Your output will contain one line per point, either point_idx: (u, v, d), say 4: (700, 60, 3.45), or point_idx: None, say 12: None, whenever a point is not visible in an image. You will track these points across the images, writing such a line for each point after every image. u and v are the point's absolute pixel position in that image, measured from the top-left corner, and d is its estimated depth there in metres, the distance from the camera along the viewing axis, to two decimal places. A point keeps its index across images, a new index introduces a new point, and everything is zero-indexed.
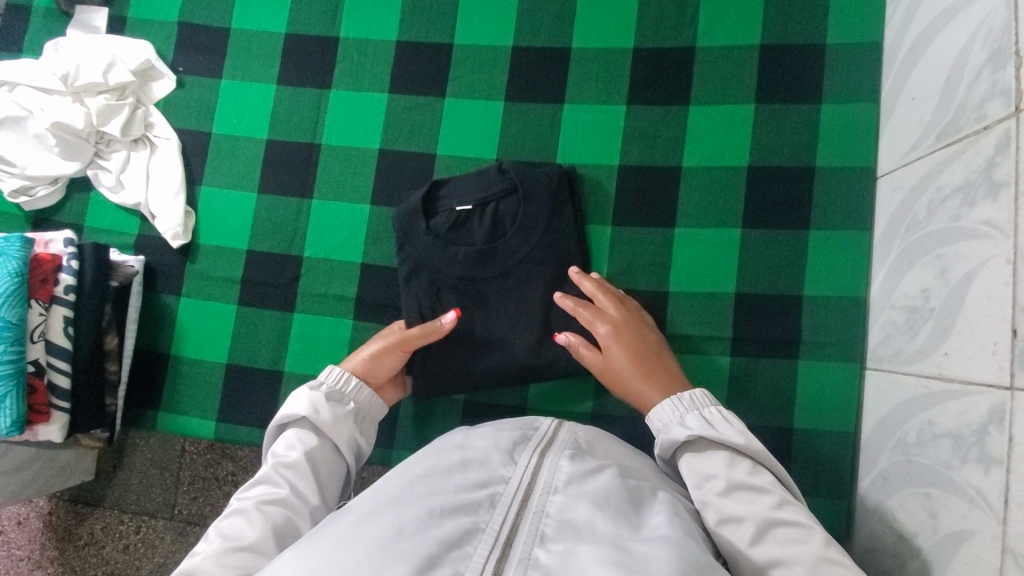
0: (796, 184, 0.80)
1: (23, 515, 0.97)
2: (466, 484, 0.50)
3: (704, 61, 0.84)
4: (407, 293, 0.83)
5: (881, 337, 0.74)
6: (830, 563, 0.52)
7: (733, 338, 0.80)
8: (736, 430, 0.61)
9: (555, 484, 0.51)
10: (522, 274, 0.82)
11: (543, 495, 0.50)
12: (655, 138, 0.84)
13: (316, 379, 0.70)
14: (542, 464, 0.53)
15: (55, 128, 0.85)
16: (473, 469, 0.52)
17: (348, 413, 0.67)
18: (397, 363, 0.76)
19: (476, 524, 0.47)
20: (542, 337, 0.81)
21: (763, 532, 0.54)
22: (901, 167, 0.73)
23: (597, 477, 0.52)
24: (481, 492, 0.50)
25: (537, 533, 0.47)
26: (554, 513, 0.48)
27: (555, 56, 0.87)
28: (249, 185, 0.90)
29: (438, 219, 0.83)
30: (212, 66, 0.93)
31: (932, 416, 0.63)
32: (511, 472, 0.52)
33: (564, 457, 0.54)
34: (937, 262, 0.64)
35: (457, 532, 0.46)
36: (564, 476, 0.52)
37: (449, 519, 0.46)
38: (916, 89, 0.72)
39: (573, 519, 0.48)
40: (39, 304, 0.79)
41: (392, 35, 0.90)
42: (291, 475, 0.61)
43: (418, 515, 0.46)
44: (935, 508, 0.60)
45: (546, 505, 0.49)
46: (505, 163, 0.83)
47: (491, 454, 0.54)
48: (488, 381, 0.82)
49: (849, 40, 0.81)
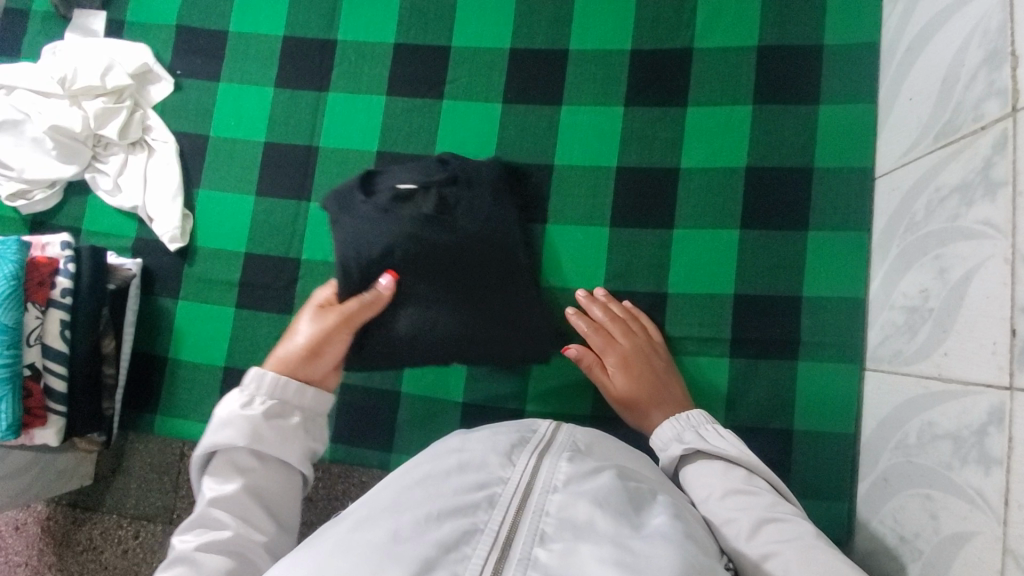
0: (795, 185, 0.80)
1: (21, 520, 0.97)
2: (465, 485, 0.50)
3: (701, 63, 0.84)
4: (342, 267, 0.75)
5: (881, 338, 0.74)
6: (818, 548, 0.53)
7: (732, 340, 0.80)
8: (730, 442, 0.65)
9: (555, 484, 0.51)
10: (472, 251, 0.79)
11: (543, 494, 0.50)
12: (653, 140, 0.84)
13: (246, 389, 0.61)
14: (541, 465, 0.53)
15: (54, 131, 0.85)
16: (470, 472, 0.52)
17: (290, 431, 0.61)
18: (346, 343, 0.70)
19: (475, 525, 0.47)
20: (490, 314, 0.79)
21: (756, 526, 0.56)
22: (900, 168, 0.73)
23: (595, 477, 0.52)
24: (479, 494, 0.50)
25: (538, 532, 0.47)
26: (554, 511, 0.48)
27: (553, 57, 0.87)
28: (247, 188, 0.90)
29: (378, 194, 0.79)
30: (210, 69, 0.93)
31: (931, 417, 0.62)
32: (510, 473, 0.52)
33: (563, 458, 0.54)
34: (935, 262, 0.64)
35: (456, 534, 0.46)
36: (563, 475, 0.51)
37: (447, 521, 0.47)
38: (913, 89, 0.72)
39: (573, 517, 0.48)
40: (35, 308, 0.78)
41: (390, 38, 0.90)
42: (234, 512, 0.57)
43: (415, 519, 0.46)
44: (936, 509, 0.60)
45: (546, 504, 0.49)
46: (445, 155, 0.83)
47: (489, 456, 0.54)
48: (432, 353, 0.78)
49: (845, 41, 0.81)
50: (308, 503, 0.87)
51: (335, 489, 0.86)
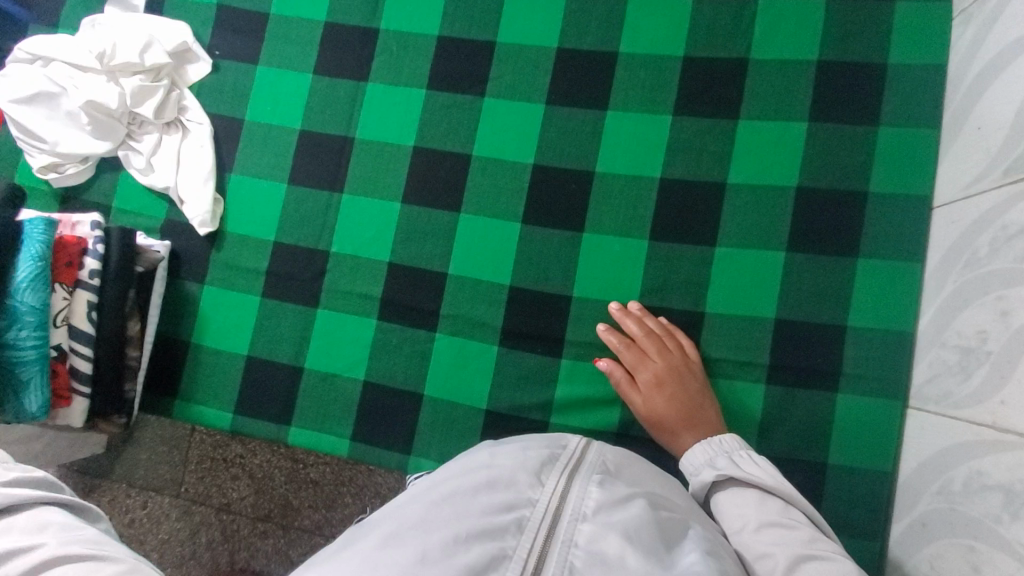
0: (846, 210, 0.77)
1: None
2: (493, 505, 0.49)
3: (756, 75, 0.80)
4: None
5: (928, 376, 0.71)
6: None
7: (770, 366, 0.77)
8: (765, 470, 0.63)
9: (584, 511, 0.49)
10: None
11: (572, 522, 0.49)
12: (700, 152, 0.81)
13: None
14: (571, 488, 0.51)
15: (89, 106, 0.83)
16: (499, 490, 0.50)
17: None
18: None
19: (503, 550, 0.47)
20: None
21: (794, 564, 0.54)
22: (962, 200, 0.70)
23: (625, 507, 0.50)
24: (508, 516, 0.49)
25: (567, 565, 0.46)
26: (584, 543, 0.47)
27: (601, 60, 0.84)
28: (279, 175, 0.89)
29: None
30: (249, 51, 0.91)
31: (981, 466, 0.59)
32: (539, 494, 0.51)
33: (593, 482, 0.52)
34: (997, 303, 0.61)
35: (484, 559, 0.45)
36: (593, 502, 0.50)
37: (476, 544, 0.46)
38: (983, 117, 0.68)
39: (603, 551, 0.47)
40: (63, 289, 0.77)
41: (434, 30, 0.88)
42: None
43: (443, 540, 0.45)
44: (979, 562, 0.57)
45: (575, 533, 0.48)
46: None
47: (518, 474, 0.52)
48: None
49: (912, 60, 0.77)
50: (315, 488, 0.88)
51: (341, 476, 0.87)
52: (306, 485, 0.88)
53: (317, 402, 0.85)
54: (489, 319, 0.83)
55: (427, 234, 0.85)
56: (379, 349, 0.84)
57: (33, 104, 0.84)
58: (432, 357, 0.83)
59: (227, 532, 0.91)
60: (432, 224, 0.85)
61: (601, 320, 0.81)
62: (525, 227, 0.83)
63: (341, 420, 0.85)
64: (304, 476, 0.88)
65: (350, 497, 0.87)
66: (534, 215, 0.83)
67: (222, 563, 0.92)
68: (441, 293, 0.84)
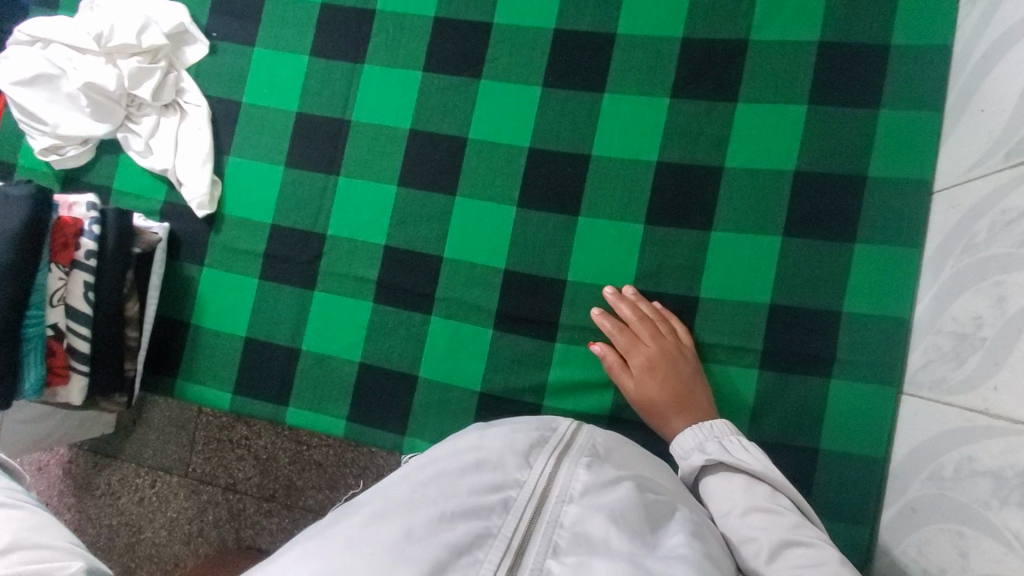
0: (845, 194, 0.76)
1: (45, 462, 1.01)
2: (480, 486, 0.49)
3: (757, 56, 0.79)
4: None
5: (923, 362, 0.71)
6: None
7: (763, 351, 0.77)
8: (755, 456, 0.63)
9: (570, 494, 0.50)
10: None
11: (558, 504, 0.49)
12: (698, 135, 0.80)
13: None
14: (558, 470, 0.52)
15: (88, 87, 0.84)
16: (486, 471, 0.51)
17: None
18: None
19: (488, 529, 0.47)
20: None
21: (777, 549, 0.55)
22: (961, 185, 0.69)
23: (613, 488, 0.50)
24: (494, 497, 0.49)
25: (550, 544, 0.47)
26: (568, 524, 0.48)
27: (598, 41, 0.83)
28: (276, 158, 0.89)
29: None
30: (246, 33, 0.91)
31: (972, 452, 0.59)
32: (526, 476, 0.51)
33: (582, 464, 0.52)
34: (993, 289, 0.60)
35: (468, 537, 0.46)
36: (580, 485, 0.51)
37: (460, 523, 0.47)
38: (987, 100, 0.67)
39: (588, 532, 0.47)
40: (59, 269, 0.78)
41: (431, 11, 0.87)
42: None
43: (428, 518, 0.46)
44: (967, 547, 0.57)
45: (561, 515, 0.49)
46: None
47: (506, 455, 0.52)
48: None
49: (916, 41, 0.75)
50: (318, 469, 0.90)
51: (343, 458, 0.89)
52: (309, 467, 0.90)
53: (314, 383, 0.86)
54: (484, 302, 0.83)
55: (422, 217, 0.85)
56: (375, 332, 0.85)
57: (34, 86, 0.85)
58: (427, 340, 0.84)
59: (232, 511, 0.93)
60: (428, 207, 0.85)
61: (596, 304, 0.81)
62: (520, 210, 0.83)
63: (338, 401, 0.86)
64: (308, 458, 0.90)
65: (352, 478, 0.88)
66: (530, 199, 0.83)
67: (228, 540, 0.94)
68: (436, 277, 0.84)
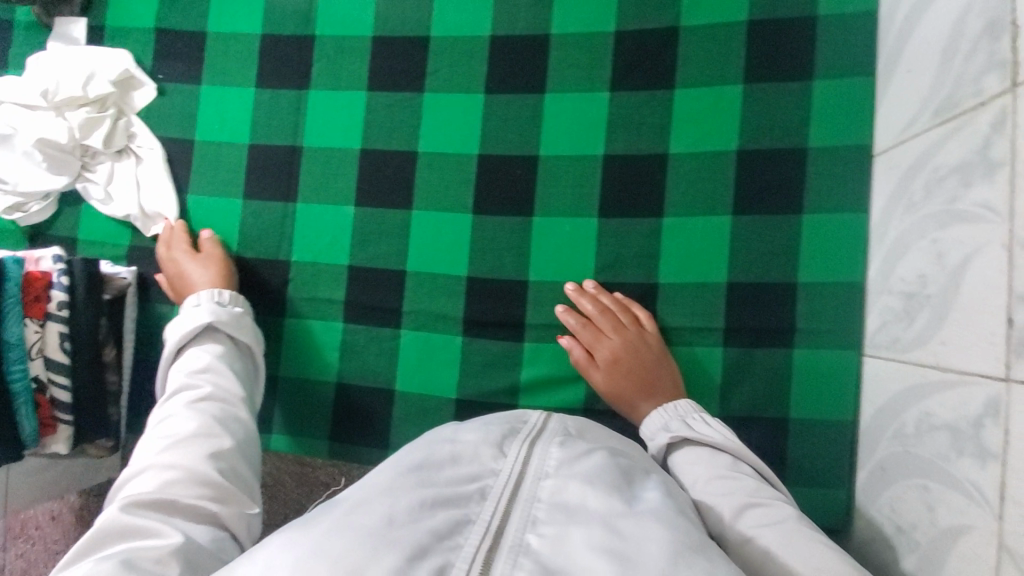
0: (787, 167, 0.77)
1: (56, 511, 1.04)
2: (457, 477, 0.50)
3: (689, 41, 0.80)
4: None
5: (880, 323, 0.72)
6: (804, 532, 0.54)
7: (726, 329, 0.78)
8: (715, 429, 0.67)
9: (546, 470, 0.52)
10: None
11: (534, 481, 0.51)
12: (640, 125, 0.81)
13: (203, 300, 0.79)
14: (532, 454, 0.54)
15: (41, 143, 0.85)
16: (462, 464, 0.52)
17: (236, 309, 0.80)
18: None
19: (466, 516, 0.47)
20: None
21: (740, 510, 0.57)
22: (897, 146, 0.70)
23: (585, 459, 0.53)
24: (472, 486, 0.50)
25: (529, 518, 0.47)
26: (547, 497, 0.49)
27: (534, 43, 0.84)
28: (235, 191, 0.90)
29: None
30: (191, 72, 0.92)
31: (927, 407, 0.61)
32: (501, 465, 0.53)
33: (554, 445, 0.55)
34: (933, 246, 0.62)
35: (448, 523, 0.46)
36: (554, 461, 0.53)
37: (440, 510, 0.47)
38: (912, 61, 0.68)
39: (566, 500, 0.49)
40: (34, 323, 0.79)
41: (368, 31, 0.88)
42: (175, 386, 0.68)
43: (409, 506, 0.46)
44: (933, 500, 0.59)
45: (538, 490, 0.50)
46: None
47: (481, 448, 0.54)
48: None
49: (841, 11, 0.77)
50: (324, 487, 0.97)
51: (345, 474, 0.97)
52: (315, 486, 0.97)
53: (295, 408, 0.88)
54: (451, 311, 0.84)
55: (382, 234, 0.86)
56: (348, 351, 0.86)
57: None
58: (400, 354, 0.85)
59: None
60: (386, 223, 0.86)
61: (560, 301, 0.82)
62: (476, 217, 0.84)
63: (320, 424, 0.87)
64: (314, 478, 0.98)
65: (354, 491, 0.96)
66: (484, 205, 0.84)
67: None
68: (402, 291, 0.86)
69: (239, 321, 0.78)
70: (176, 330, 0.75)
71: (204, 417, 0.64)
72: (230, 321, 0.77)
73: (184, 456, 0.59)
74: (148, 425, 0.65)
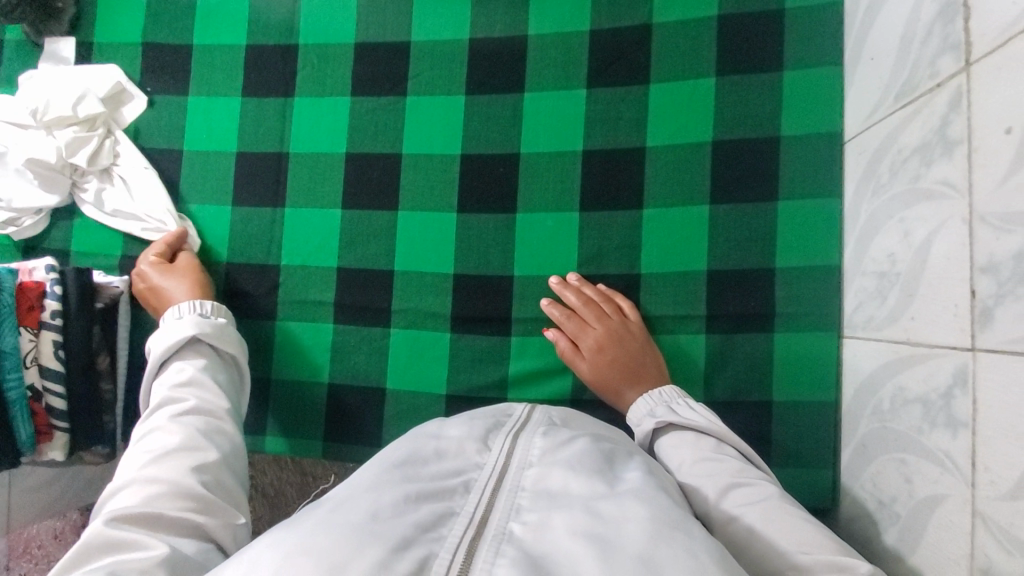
0: (761, 156, 0.79)
1: (58, 530, 1.03)
2: (442, 472, 0.51)
3: (661, 37, 0.82)
4: None
5: (856, 304, 0.73)
6: (784, 507, 0.55)
7: (707, 316, 0.80)
8: (700, 414, 0.68)
9: (530, 459, 0.53)
10: None
11: (518, 470, 0.52)
12: (617, 120, 0.83)
13: (185, 312, 0.80)
14: (516, 445, 0.55)
15: (31, 163, 0.87)
16: (448, 460, 0.53)
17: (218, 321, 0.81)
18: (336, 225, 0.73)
19: (451, 508, 0.48)
20: None
21: (724, 489, 0.59)
22: (864, 131, 0.72)
23: (568, 446, 0.54)
24: (456, 480, 0.51)
25: (513, 506, 0.48)
26: (530, 484, 0.51)
27: (512, 45, 0.86)
28: (224, 198, 0.92)
29: None
30: (179, 84, 0.94)
31: (902, 382, 0.62)
32: (486, 458, 0.54)
33: (538, 434, 0.57)
34: (900, 225, 0.63)
35: (432, 516, 0.46)
36: (538, 450, 0.54)
37: (425, 504, 0.48)
38: (875, 48, 0.70)
39: (548, 485, 0.50)
40: (29, 331, 0.81)
41: (349, 38, 0.91)
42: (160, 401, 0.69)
43: (393, 500, 0.46)
44: (911, 473, 0.60)
45: (521, 479, 0.51)
46: None
47: (466, 444, 0.55)
48: None
49: (807, 3, 0.79)
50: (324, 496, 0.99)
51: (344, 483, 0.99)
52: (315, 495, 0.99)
53: (289, 411, 0.89)
54: (438, 309, 0.86)
55: (369, 235, 0.88)
56: (339, 351, 0.88)
57: None
58: (390, 352, 0.87)
59: None
60: (373, 225, 0.88)
61: (545, 295, 0.84)
62: (461, 215, 0.86)
63: (314, 425, 0.89)
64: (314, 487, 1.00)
65: None
66: (468, 204, 0.86)
67: None
68: (390, 290, 0.87)
69: (222, 332, 0.79)
70: (159, 343, 0.76)
71: (186, 430, 0.65)
72: (214, 333, 0.78)
73: (167, 469, 0.60)
74: (132, 440, 0.66)
